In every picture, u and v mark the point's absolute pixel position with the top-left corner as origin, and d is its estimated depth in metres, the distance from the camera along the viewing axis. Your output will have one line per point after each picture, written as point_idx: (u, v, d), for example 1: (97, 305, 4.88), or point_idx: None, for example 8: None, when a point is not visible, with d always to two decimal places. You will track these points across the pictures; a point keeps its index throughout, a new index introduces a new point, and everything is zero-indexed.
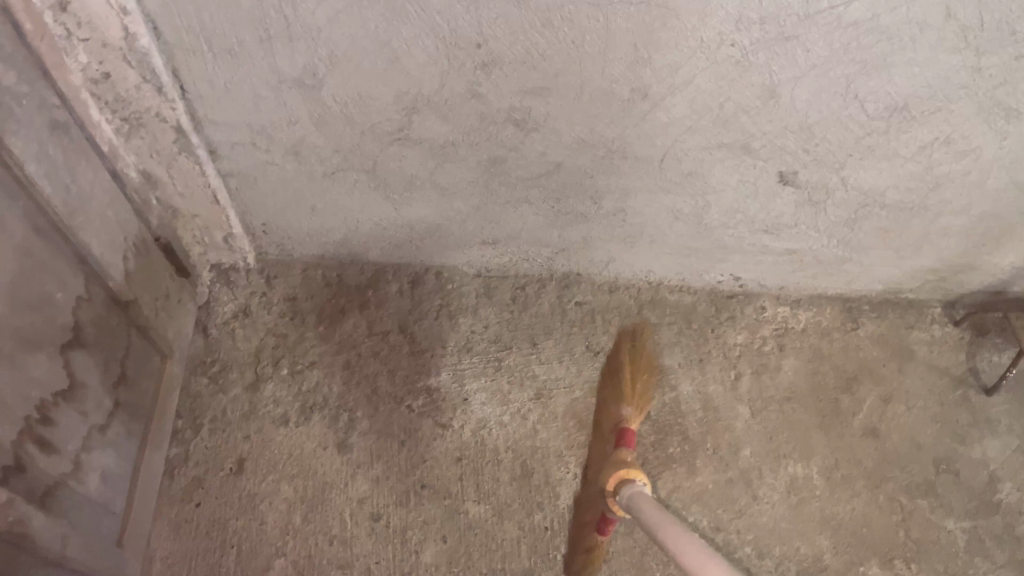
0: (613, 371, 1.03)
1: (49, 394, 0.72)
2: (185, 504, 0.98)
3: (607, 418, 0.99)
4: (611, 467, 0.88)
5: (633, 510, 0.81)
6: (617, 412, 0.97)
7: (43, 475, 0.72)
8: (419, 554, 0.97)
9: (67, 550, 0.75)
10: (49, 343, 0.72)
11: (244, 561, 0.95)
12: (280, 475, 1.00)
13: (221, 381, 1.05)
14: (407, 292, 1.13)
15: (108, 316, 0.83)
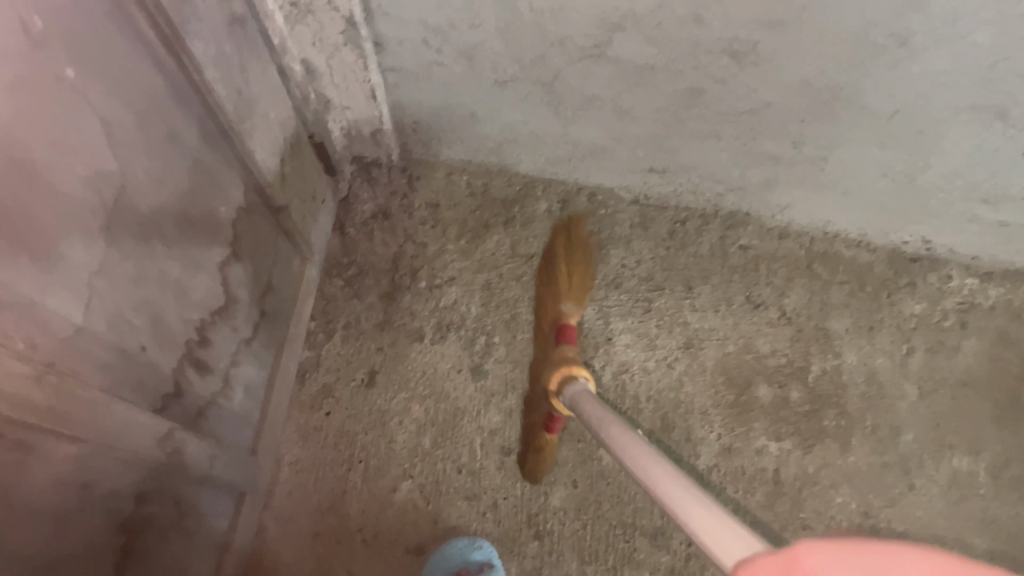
0: (551, 266, 0.96)
1: (208, 314, 0.67)
2: (316, 412, 0.95)
3: (545, 316, 0.92)
4: (553, 368, 0.82)
5: (578, 413, 0.74)
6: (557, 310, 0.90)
7: (197, 397, 0.68)
8: (548, 496, 0.93)
9: (213, 469, 0.73)
10: (210, 262, 0.66)
11: (371, 478, 0.93)
12: (411, 394, 0.96)
13: (356, 286, 1.00)
14: (556, 212, 1.03)
15: (261, 223, 0.76)
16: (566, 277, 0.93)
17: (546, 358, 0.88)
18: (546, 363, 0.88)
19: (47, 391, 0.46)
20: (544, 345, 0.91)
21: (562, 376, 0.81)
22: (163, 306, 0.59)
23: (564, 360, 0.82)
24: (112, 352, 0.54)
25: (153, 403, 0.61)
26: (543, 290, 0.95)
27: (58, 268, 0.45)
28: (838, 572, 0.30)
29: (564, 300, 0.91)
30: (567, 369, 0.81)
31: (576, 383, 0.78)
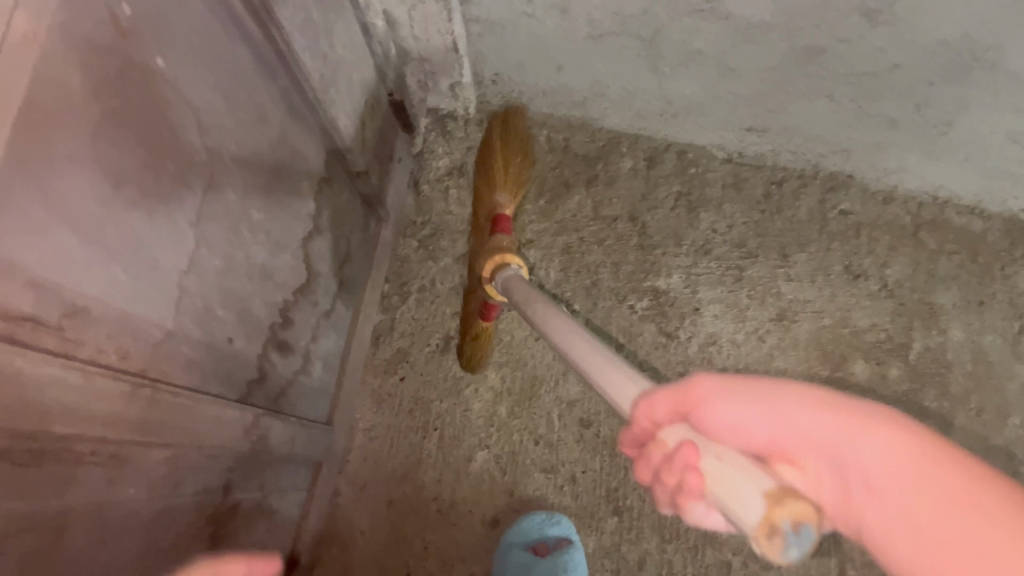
0: (486, 154, 0.90)
1: (290, 293, 0.64)
2: (389, 377, 0.93)
3: (481, 206, 0.88)
4: (486, 255, 0.79)
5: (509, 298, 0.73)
6: (490, 200, 0.86)
7: (279, 378, 0.66)
8: (628, 471, 0.90)
9: (294, 447, 0.71)
10: (293, 241, 0.62)
11: (446, 447, 0.91)
12: (487, 361, 0.93)
13: (430, 247, 0.96)
14: (642, 171, 0.97)
15: (340, 190, 0.72)
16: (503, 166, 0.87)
17: (478, 249, 0.85)
18: (477, 253, 0.84)
19: (141, 404, 0.43)
20: (478, 236, 0.87)
21: (496, 263, 0.79)
22: (248, 293, 0.56)
23: (499, 246, 0.79)
24: (201, 347, 0.51)
25: (238, 391, 0.58)
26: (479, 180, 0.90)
27: (149, 274, 0.42)
28: (725, 397, 0.42)
29: (500, 189, 0.86)
30: (501, 256, 0.78)
31: (509, 271, 0.76)
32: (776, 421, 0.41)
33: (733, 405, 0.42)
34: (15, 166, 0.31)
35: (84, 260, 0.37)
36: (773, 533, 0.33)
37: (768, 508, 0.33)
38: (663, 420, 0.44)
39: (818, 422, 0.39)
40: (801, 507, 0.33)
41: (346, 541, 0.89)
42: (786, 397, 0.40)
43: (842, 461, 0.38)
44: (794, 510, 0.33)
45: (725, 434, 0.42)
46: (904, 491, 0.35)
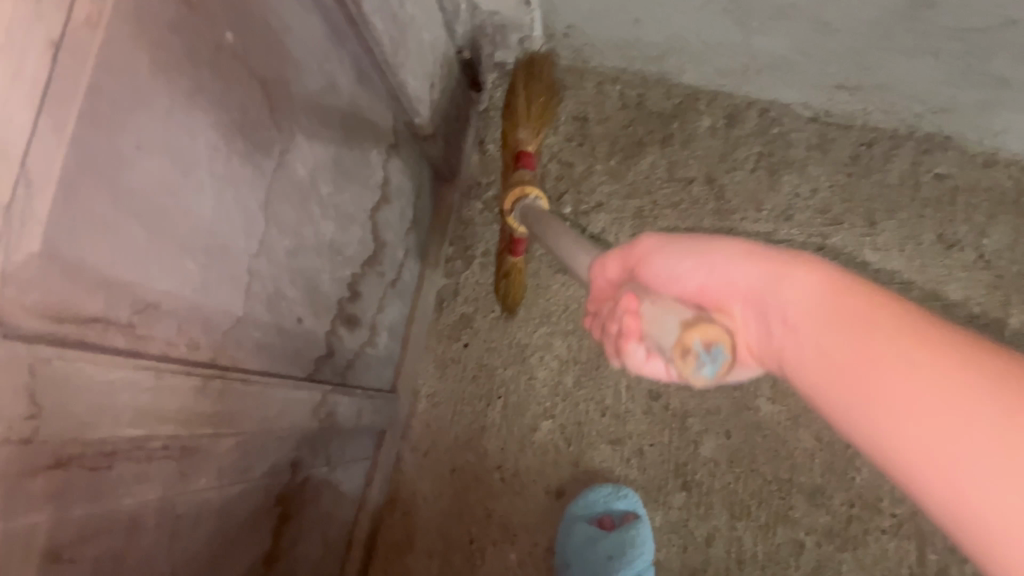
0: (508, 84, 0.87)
1: (358, 267, 0.62)
2: (453, 343, 0.91)
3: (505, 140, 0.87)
4: None
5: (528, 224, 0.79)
6: (513, 136, 0.84)
7: (346, 353, 0.64)
8: (698, 445, 0.87)
9: (360, 420, 0.69)
10: (362, 213, 0.59)
11: (510, 415, 0.89)
12: (553, 329, 0.90)
13: (496, 210, 0.93)
14: (721, 131, 0.91)
15: (406, 156, 0.69)
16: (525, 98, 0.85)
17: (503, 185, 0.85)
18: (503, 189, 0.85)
19: (213, 395, 0.41)
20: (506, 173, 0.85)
21: None
22: (316, 271, 0.53)
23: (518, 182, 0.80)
24: (270, 330, 0.49)
25: (307, 369, 0.57)
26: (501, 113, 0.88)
27: (217, 262, 0.40)
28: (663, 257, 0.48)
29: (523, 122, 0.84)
30: None
31: None
32: (710, 275, 0.45)
33: (676, 262, 0.48)
34: (83, 162, 0.29)
35: (153, 252, 0.35)
36: (687, 353, 0.41)
37: (682, 333, 0.41)
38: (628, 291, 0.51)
39: (733, 268, 0.43)
40: (705, 331, 0.40)
41: (409, 507, 0.89)
42: (721, 252, 0.44)
43: (755, 302, 0.41)
44: (703, 332, 0.40)
45: (668, 287, 0.48)
46: (803, 322, 0.37)
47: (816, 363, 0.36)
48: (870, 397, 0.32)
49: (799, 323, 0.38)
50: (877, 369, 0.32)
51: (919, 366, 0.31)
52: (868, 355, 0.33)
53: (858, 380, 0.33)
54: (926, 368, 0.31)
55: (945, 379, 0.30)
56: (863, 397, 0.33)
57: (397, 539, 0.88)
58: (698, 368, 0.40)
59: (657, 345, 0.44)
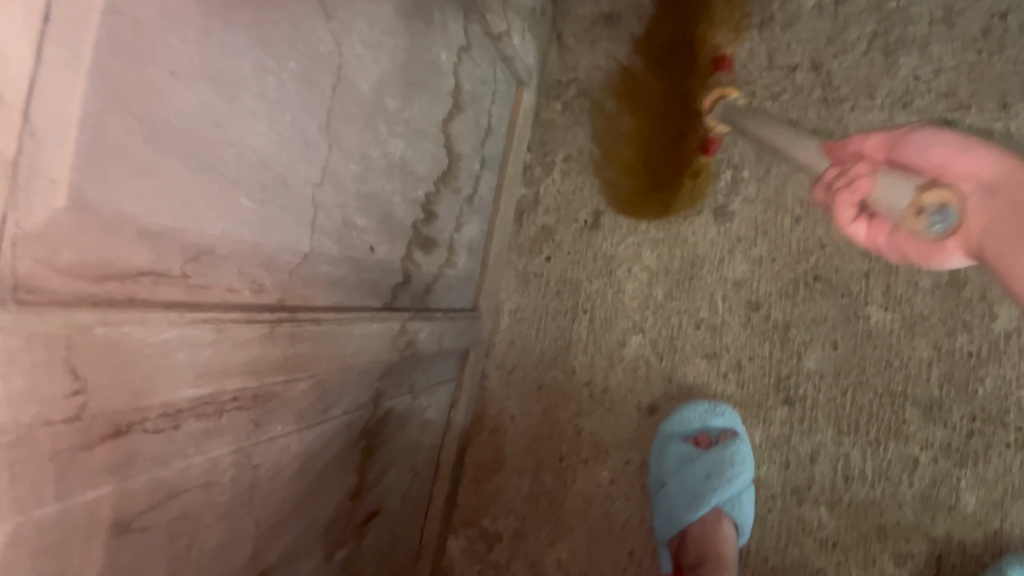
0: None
1: (433, 185, 0.57)
2: (535, 256, 0.87)
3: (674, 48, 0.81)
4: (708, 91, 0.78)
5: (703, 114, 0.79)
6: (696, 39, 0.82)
7: (424, 276, 0.60)
8: (802, 358, 0.81)
9: (443, 344, 0.66)
10: (433, 126, 0.54)
11: (598, 331, 0.85)
12: (641, 238, 0.84)
13: (577, 110, 0.86)
14: (829, 8, 0.81)
15: (479, 58, 0.63)
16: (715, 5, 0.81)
17: (676, 94, 0.80)
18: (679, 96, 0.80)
19: (283, 341, 0.38)
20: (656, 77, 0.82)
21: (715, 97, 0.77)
22: (388, 195, 0.49)
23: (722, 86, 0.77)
24: (342, 264, 0.45)
25: (384, 299, 0.53)
26: (660, 27, 0.82)
27: (275, 196, 0.36)
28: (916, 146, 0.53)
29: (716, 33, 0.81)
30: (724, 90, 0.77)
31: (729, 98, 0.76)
32: (958, 157, 0.49)
33: (935, 139, 0.52)
34: (102, 101, 0.24)
35: (203, 193, 0.31)
36: (921, 212, 0.48)
37: (919, 195, 0.48)
38: (873, 150, 0.57)
39: (973, 151, 0.49)
40: (945, 194, 0.47)
41: (497, 425, 0.87)
42: (986, 148, 0.48)
43: (990, 189, 0.46)
44: (939, 194, 0.47)
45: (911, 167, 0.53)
46: (1002, 190, 0.45)
47: (991, 234, 0.44)
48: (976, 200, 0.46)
49: (998, 192, 0.45)
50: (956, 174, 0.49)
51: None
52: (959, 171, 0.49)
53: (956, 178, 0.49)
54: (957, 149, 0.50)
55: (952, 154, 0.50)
56: (1009, 254, 0.42)
57: (486, 457, 0.87)
58: (930, 221, 0.47)
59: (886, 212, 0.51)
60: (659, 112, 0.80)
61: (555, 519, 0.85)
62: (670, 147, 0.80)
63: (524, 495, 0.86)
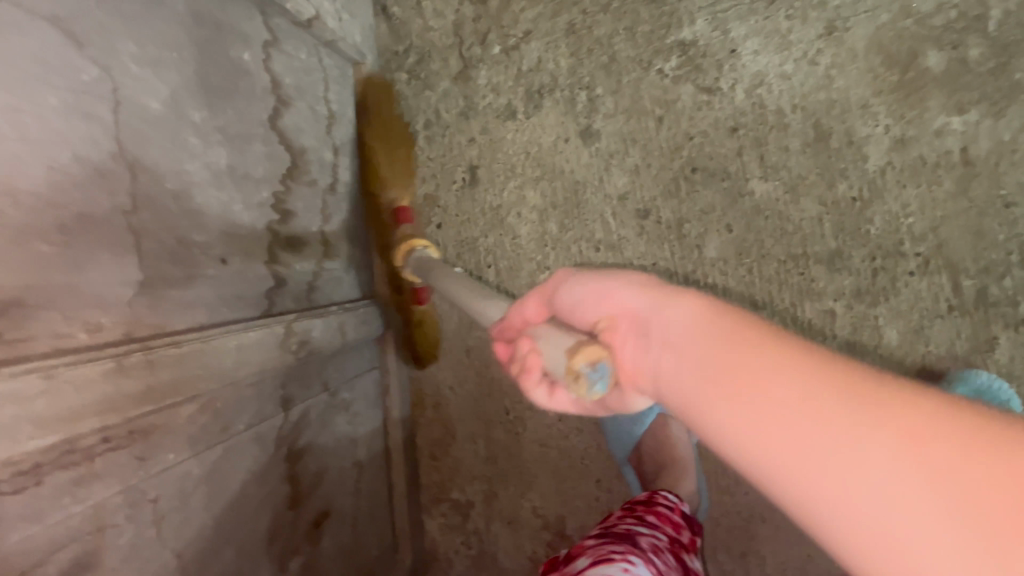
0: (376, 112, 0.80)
1: (279, 183, 0.57)
2: (426, 227, 0.87)
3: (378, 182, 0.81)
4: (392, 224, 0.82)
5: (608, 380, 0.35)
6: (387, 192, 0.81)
7: (302, 276, 0.60)
8: (702, 249, 0.83)
9: (347, 336, 0.66)
10: (257, 127, 0.54)
11: (506, 281, 0.86)
12: (522, 180, 0.85)
13: (423, 75, 0.87)
14: None
15: (295, 48, 0.62)
16: (378, 147, 0.80)
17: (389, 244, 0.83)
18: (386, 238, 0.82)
19: (139, 371, 0.38)
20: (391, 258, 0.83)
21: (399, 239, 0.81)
22: (225, 204, 0.49)
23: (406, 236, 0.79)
24: (191, 283, 0.45)
25: (261, 307, 0.53)
26: (379, 144, 0.80)
27: (80, 235, 0.36)
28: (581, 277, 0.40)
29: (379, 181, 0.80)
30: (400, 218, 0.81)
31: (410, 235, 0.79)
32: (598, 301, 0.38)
33: (578, 287, 0.40)
34: None
35: None
36: (577, 375, 0.35)
37: (569, 358, 0.36)
38: (536, 316, 0.46)
39: (677, 318, 0.31)
40: (593, 349, 0.35)
41: (437, 400, 0.88)
42: (604, 287, 0.38)
43: (643, 329, 0.33)
44: (586, 352, 0.35)
45: (572, 317, 0.40)
46: (684, 346, 0.30)
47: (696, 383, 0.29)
48: (785, 435, 0.24)
49: (654, 336, 0.32)
50: (760, 398, 0.26)
51: (741, 345, 0.28)
52: (788, 397, 0.25)
53: (833, 463, 0.23)
54: (807, 410, 0.24)
55: (798, 375, 0.25)
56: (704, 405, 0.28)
57: (437, 433, 0.88)
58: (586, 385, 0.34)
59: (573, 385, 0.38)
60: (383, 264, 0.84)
61: (518, 470, 0.86)
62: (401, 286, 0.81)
63: (482, 458, 0.87)
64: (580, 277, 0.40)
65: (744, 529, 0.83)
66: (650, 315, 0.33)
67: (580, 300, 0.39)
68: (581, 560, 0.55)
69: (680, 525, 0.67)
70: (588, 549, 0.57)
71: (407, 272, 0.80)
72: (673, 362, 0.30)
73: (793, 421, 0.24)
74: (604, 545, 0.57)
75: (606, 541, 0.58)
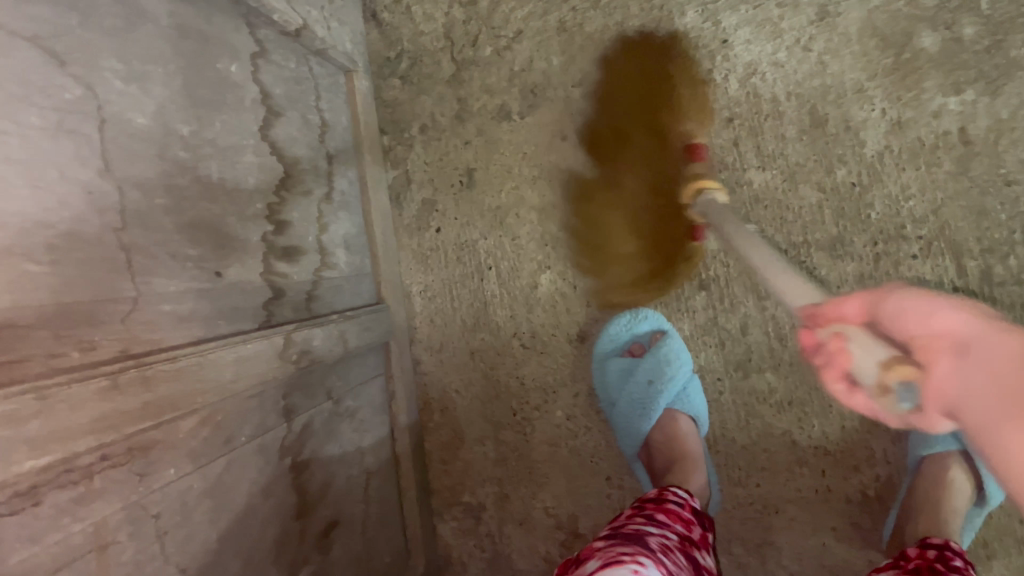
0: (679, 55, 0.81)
1: (272, 193, 0.57)
2: (425, 232, 0.87)
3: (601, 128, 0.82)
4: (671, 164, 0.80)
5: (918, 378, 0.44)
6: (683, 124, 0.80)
7: (301, 285, 0.60)
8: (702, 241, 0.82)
9: (349, 343, 0.66)
10: (248, 139, 0.54)
11: (507, 282, 0.85)
12: (519, 180, 0.85)
13: (416, 80, 0.87)
14: None
15: (285, 59, 0.62)
16: (681, 85, 0.81)
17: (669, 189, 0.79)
18: (658, 180, 0.79)
19: (135, 388, 0.37)
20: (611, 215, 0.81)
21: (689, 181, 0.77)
22: (218, 216, 0.49)
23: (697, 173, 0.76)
24: (187, 296, 0.45)
25: (258, 318, 0.53)
26: (612, 96, 0.82)
27: (71, 253, 0.36)
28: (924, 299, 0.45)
29: (677, 120, 0.80)
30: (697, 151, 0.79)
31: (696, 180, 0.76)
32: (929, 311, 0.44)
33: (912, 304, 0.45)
34: None
35: None
36: (886, 390, 0.46)
37: (883, 375, 0.45)
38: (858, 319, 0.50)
39: (995, 349, 0.39)
40: (907, 370, 0.44)
41: (445, 404, 0.88)
42: (946, 304, 0.43)
43: (964, 353, 0.40)
44: (902, 373, 0.44)
45: (892, 328, 0.47)
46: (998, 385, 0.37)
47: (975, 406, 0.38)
48: (1011, 426, 0.35)
49: (981, 357, 0.39)
50: None
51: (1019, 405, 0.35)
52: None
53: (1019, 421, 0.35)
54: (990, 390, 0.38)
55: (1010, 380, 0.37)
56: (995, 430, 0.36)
57: (446, 437, 0.88)
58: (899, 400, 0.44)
59: (867, 389, 0.48)
60: (669, 210, 0.79)
61: (528, 472, 0.86)
62: (669, 231, 0.80)
63: (492, 460, 0.87)
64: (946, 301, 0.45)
65: (758, 521, 0.82)
66: (981, 358, 0.39)
67: (925, 321, 0.44)
68: (591, 562, 0.54)
69: (690, 521, 0.67)
70: (598, 551, 0.56)
71: (691, 212, 0.78)
72: (984, 378, 0.38)
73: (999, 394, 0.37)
74: (614, 546, 0.56)
75: (616, 542, 0.57)
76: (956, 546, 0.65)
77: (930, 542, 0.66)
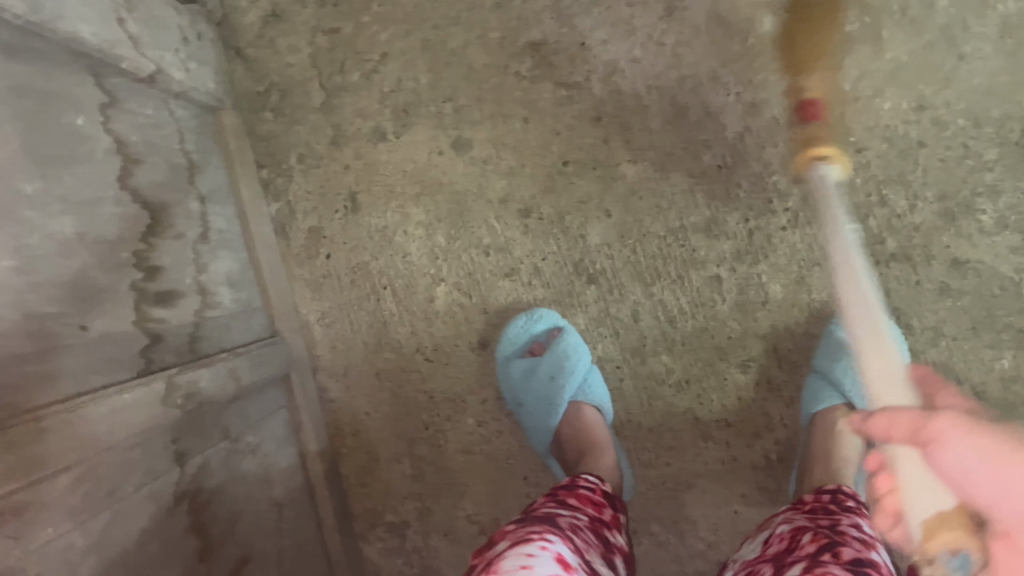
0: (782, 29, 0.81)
1: (139, 241, 0.57)
2: (316, 260, 0.88)
3: (810, 114, 0.82)
4: None
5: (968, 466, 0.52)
6: None
7: (180, 329, 0.60)
8: (586, 237, 0.85)
9: (241, 380, 0.67)
10: (105, 190, 0.54)
11: (404, 299, 0.87)
12: (402, 199, 0.87)
13: (289, 111, 0.87)
14: None
15: (140, 106, 0.62)
16: None
17: None
18: None
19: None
20: None
21: None
22: (78, 270, 0.49)
23: None
24: (49, 355, 0.45)
25: (134, 367, 0.53)
26: (707, 86, 0.83)
27: None
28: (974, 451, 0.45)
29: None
30: None
31: None
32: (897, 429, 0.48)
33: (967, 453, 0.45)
34: None
35: None
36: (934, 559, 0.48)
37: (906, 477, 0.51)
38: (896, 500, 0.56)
39: (979, 469, 0.44)
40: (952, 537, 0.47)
41: (357, 427, 0.88)
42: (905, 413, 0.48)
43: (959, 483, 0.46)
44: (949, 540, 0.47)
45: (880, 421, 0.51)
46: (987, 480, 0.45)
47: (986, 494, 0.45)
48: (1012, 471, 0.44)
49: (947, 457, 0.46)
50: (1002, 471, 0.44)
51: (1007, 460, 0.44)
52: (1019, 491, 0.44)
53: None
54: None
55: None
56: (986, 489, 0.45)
57: (362, 460, 0.89)
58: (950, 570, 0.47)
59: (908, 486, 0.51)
60: None
61: (446, 483, 0.87)
62: None
63: (410, 476, 0.88)
64: (959, 438, 0.45)
65: (672, 499, 0.85)
66: (979, 478, 0.45)
67: (944, 457, 0.46)
68: (501, 543, 0.55)
69: (601, 504, 0.69)
70: (508, 532, 0.57)
71: None
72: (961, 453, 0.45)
73: (992, 473, 0.44)
74: (524, 526, 0.57)
75: (526, 523, 0.58)
76: (848, 489, 0.69)
77: (826, 488, 0.69)
